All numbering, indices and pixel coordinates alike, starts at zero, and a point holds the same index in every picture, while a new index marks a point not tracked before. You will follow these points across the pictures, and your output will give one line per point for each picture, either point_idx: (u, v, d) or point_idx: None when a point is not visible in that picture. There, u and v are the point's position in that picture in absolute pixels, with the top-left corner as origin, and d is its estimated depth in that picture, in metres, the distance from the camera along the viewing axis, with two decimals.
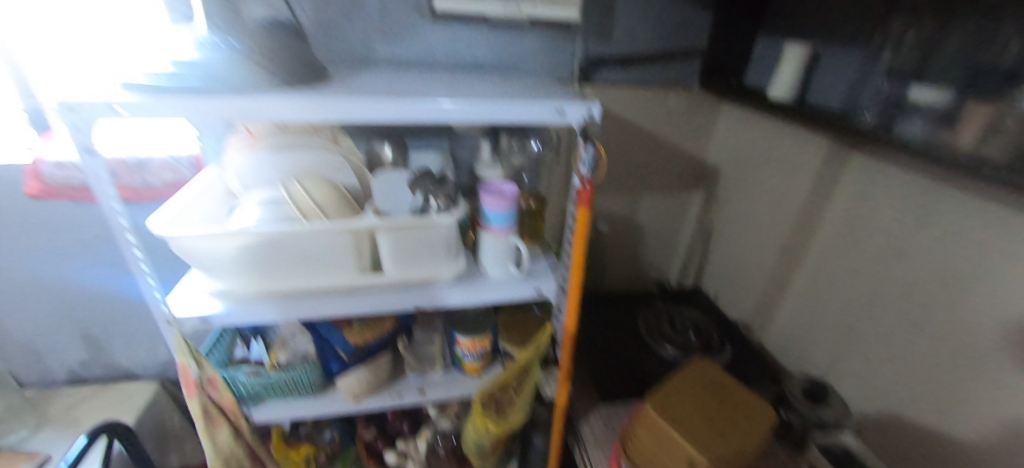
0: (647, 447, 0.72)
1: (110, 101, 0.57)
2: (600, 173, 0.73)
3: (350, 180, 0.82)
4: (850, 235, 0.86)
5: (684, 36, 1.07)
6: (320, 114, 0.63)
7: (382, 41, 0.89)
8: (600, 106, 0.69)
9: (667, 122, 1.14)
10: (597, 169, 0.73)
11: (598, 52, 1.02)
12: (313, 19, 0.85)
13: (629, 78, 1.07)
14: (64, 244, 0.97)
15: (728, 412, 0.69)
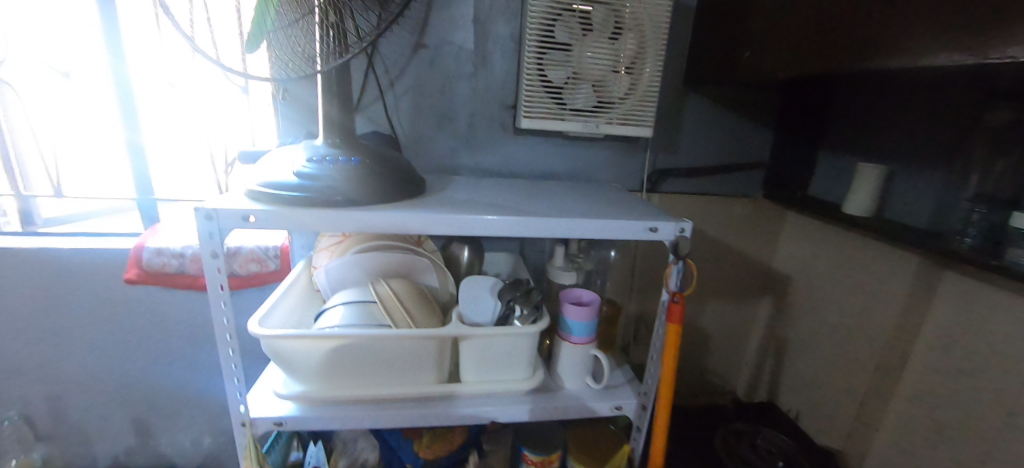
0: None
1: (247, 211, 0.59)
2: (689, 287, 0.73)
3: (433, 282, 0.83)
4: (955, 358, 0.80)
5: (750, 150, 1.09)
6: (428, 225, 0.64)
7: (467, 152, 0.95)
8: (691, 223, 0.69)
9: (734, 230, 1.14)
10: (686, 283, 0.73)
11: (668, 164, 1.05)
12: (408, 132, 0.92)
13: (698, 188, 1.09)
14: (141, 330, 0.97)
15: None
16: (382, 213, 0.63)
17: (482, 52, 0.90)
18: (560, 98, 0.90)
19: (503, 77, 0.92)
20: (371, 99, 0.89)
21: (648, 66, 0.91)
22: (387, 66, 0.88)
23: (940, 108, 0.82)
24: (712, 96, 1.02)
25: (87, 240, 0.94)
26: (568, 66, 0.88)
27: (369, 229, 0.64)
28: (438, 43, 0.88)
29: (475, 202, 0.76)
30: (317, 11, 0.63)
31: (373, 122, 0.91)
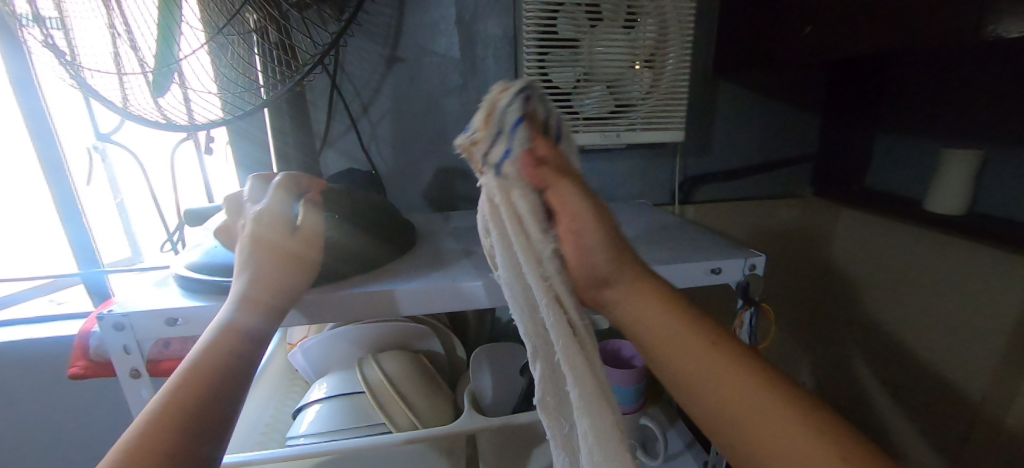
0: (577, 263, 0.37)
1: (165, 312, 0.43)
2: (766, 334, 0.56)
3: (437, 349, 0.68)
4: None
5: (795, 143, 0.92)
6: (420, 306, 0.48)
7: (463, 181, 0.80)
8: (765, 257, 0.53)
9: (780, 236, 0.97)
10: (762, 328, 0.56)
11: (700, 169, 0.89)
12: (390, 164, 0.76)
13: (735, 192, 0.93)
14: (86, 427, 0.82)
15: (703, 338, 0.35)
16: (358, 292, 0.46)
17: (471, 59, 0.74)
18: (569, 105, 0.74)
19: (498, 86, 0.76)
20: (342, 129, 0.74)
21: (671, 56, 0.75)
22: (356, 88, 0.72)
23: (1017, 77, 0.65)
24: (746, 84, 0.86)
25: (29, 328, 0.80)
26: (576, 66, 0.72)
27: (345, 318, 0.46)
28: (415, 54, 0.72)
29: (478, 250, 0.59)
30: (253, 30, 0.46)
31: (347, 156, 0.75)
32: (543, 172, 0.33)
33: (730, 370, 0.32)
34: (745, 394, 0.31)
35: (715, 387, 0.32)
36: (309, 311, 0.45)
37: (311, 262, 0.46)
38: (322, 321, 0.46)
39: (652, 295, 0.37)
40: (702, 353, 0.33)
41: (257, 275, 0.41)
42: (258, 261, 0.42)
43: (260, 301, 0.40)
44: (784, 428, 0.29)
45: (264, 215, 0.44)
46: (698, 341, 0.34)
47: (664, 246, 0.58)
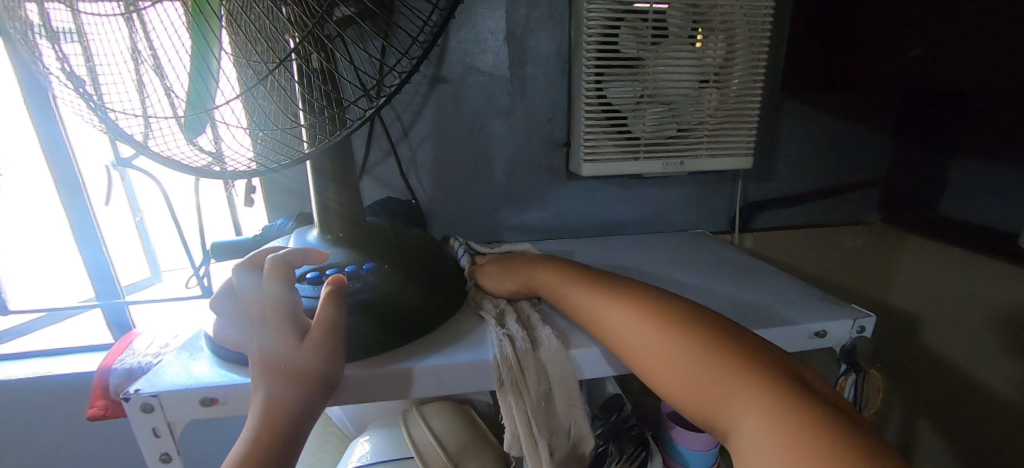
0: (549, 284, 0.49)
1: (199, 391, 0.37)
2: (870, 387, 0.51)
3: (485, 397, 0.62)
4: None
5: (863, 166, 0.85)
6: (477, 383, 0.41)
7: (506, 209, 0.74)
8: (875, 317, 0.47)
9: (842, 265, 0.90)
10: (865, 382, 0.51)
11: (760, 194, 0.82)
12: (430, 192, 0.71)
13: (795, 218, 0.86)
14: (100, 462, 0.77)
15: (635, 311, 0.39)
16: (419, 365, 0.40)
17: (521, 79, 0.67)
18: (627, 129, 0.67)
19: (549, 108, 0.70)
20: (380, 156, 0.68)
21: (738, 73, 0.68)
22: (396, 111, 0.66)
23: None
24: (814, 103, 0.79)
25: (49, 362, 0.76)
26: (636, 86, 0.65)
27: (402, 394, 0.40)
28: (460, 73, 0.66)
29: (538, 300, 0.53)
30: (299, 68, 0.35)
31: (383, 183, 0.69)
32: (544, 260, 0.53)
33: (645, 321, 0.37)
34: (649, 336, 0.35)
35: (631, 335, 0.37)
36: (362, 389, 0.40)
37: (334, 323, 0.39)
38: (377, 399, 0.40)
39: (593, 283, 0.44)
40: (623, 314, 0.38)
41: (271, 383, 0.36)
42: (267, 366, 0.37)
43: (279, 409, 0.35)
44: (683, 358, 0.33)
45: (264, 318, 0.38)
46: (617, 306, 0.39)
47: (750, 297, 0.52)
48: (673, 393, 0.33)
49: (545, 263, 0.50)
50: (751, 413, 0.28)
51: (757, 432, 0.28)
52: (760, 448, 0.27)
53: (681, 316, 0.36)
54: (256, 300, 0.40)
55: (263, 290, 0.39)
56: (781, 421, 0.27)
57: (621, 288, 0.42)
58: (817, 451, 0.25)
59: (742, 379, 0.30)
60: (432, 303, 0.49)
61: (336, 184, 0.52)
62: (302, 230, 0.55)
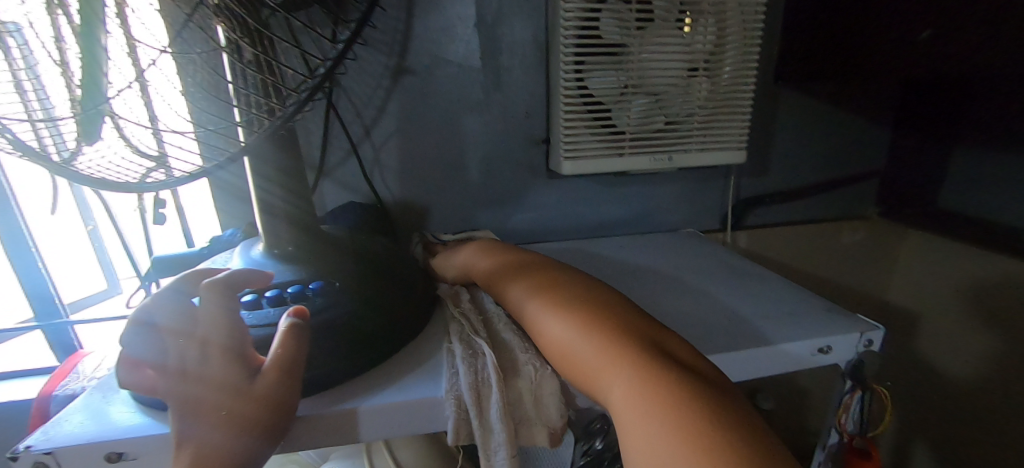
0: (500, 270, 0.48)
1: (105, 447, 0.32)
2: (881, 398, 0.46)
3: None
4: None
5: (860, 158, 0.80)
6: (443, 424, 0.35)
7: (483, 211, 0.68)
8: (883, 330, 0.42)
9: (840, 262, 0.86)
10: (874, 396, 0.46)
11: (753, 190, 0.77)
12: (399, 195, 0.65)
13: (791, 214, 0.81)
14: None
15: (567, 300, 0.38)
16: (365, 405, 0.35)
17: (494, 69, 0.62)
18: (612, 122, 0.62)
19: (527, 101, 0.64)
20: (341, 156, 0.62)
21: (730, 59, 0.62)
22: (357, 107, 0.60)
23: None
24: (810, 92, 0.74)
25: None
26: (621, 74, 0.59)
27: (349, 439, 0.35)
28: (427, 64, 0.60)
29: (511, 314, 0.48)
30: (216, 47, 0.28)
31: (346, 187, 0.64)
32: (501, 253, 0.52)
33: (551, 306, 0.38)
34: (552, 318, 0.37)
35: (539, 318, 0.38)
36: (307, 434, 0.34)
37: (293, 362, 0.33)
38: (319, 445, 0.35)
39: (533, 279, 0.43)
40: (535, 300, 0.40)
41: (210, 427, 0.30)
42: (203, 406, 0.31)
43: (213, 458, 0.29)
44: (576, 338, 0.34)
45: (207, 350, 0.32)
46: (533, 292, 0.41)
47: (746, 308, 0.47)
48: (565, 371, 0.34)
49: (486, 255, 0.52)
50: (619, 384, 0.29)
51: (624, 403, 0.28)
52: (623, 417, 0.28)
53: (586, 302, 0.37)
54: (197, 328, 0.33)
55: (207, 316, 0.34)
56: (642, 391, 0.28)
57: (544, 278, 0.43)
58: (663, 419, 0.26)
59: (619, 354, 0.31)
60: (398, 323, 0.43)
61: (283, 191, 0.46)
62: (249, 244, 0.50)
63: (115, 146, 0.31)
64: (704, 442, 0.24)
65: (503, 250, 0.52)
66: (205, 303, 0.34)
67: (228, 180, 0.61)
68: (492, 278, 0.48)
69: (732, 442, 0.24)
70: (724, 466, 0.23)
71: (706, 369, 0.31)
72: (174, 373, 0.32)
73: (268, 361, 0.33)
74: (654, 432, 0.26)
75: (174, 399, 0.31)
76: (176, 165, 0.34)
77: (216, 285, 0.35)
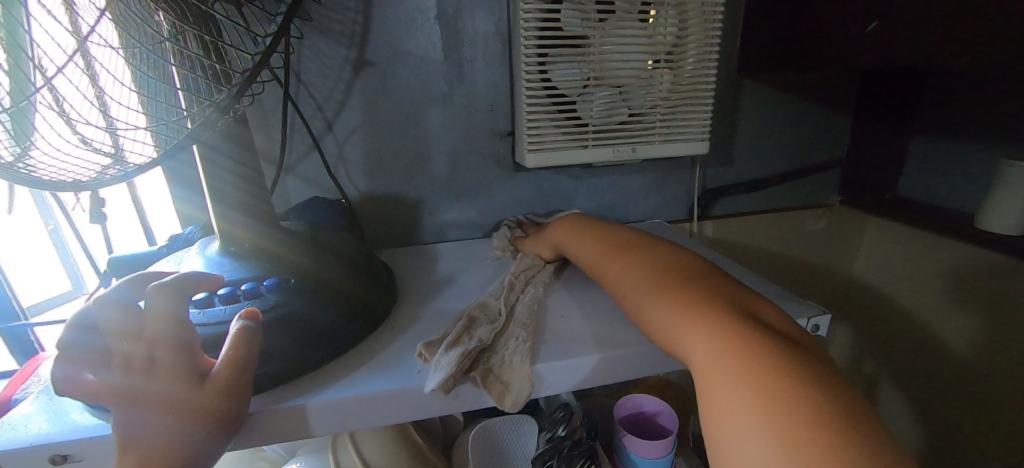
0: (591, 243, 0.50)
1: (48, 449, 0.32)
2: None
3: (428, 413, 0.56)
4: None
5: (822, 148, 0.82)
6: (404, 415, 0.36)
7: (450, 205, 0.68)
8: (829, 315, 0.44)
9: (805, 250, 0.88)
10: None
11: (719, 180, 0.79)
12: (364, 190, 0.64)
13: (756, 203, 0.83)
14: None
15: (659, 271, 0.40)
16: (313, 401, 0.35)
17: (456, 61, 0.61)
18: (576, 115, 0.62)
19: (490, 94, 0.64)
20: (303, 151, 0.61)
21: (692, 51, 0.63)
22: (317, 100, 0.60)
23: None
24: (773, 83, 0.75)
25: None
26: (583, 66, 0.59)
27: (302, 434, 0.36)
28: (387, 57, 0.59)
29: (499, 300, 0.49)
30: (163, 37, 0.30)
31: (309, 182, 0.63)
32: (590, 227, 0.52)
33: (644, 277, 0.40)
34: (645, 288, 0.38)
35: (631, 288, 0.40)
36: (257, 431, 0.34)
37: (246, 363, 0.34)
38: (271, 441, 0.35)
39: (623, 254, 0.44)
40: (629, 273, 0.41)
41: (158, 432, 0.30)
42: (151, 412, 0.31)
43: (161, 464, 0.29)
44: (666, 303, 0.35)
45: (152, 358, 0.32)
46: (626, 264, 0.43)
47: None
48: (653, 334, 0.36)
49: (575, 228, 0.53)
50: (703, 344, 0.30)
51: (704, 361, 0.30)
52: (704, 371, 0.29)
53: (678, 275, 0.38)
54: (141, 335, 0.33)
55: (153, 323, 0.33)
56: (722, 347, 0.29)
57: (637, 252, 0.44)
58: (742, 371, 0.27)
59: (708, 316, 0.32)
60: (355, 318, 0.43)
61: (237, 188, 0.45)
62: (206, 241, 0.49)
63: (62, 141, 0.31)
64: (783, 394, 0.25)
65: (596, 224, 0.53)
66: (150, 309, 0.33)
67: (186, 178, 0.60)
68: (584, 252, 0.50)
69: (807, 393, 0.25)
70: (797, 412, 0.24)
71: (798, 338, 0.31)
72: (116, 384, 0.31)
73: (218, 365, 0.33)
74: (730, 381, 0.27)
75: (119, 408, 0.31)
76: (130, 163, 0.35)
77: (163, 290, 0.34)
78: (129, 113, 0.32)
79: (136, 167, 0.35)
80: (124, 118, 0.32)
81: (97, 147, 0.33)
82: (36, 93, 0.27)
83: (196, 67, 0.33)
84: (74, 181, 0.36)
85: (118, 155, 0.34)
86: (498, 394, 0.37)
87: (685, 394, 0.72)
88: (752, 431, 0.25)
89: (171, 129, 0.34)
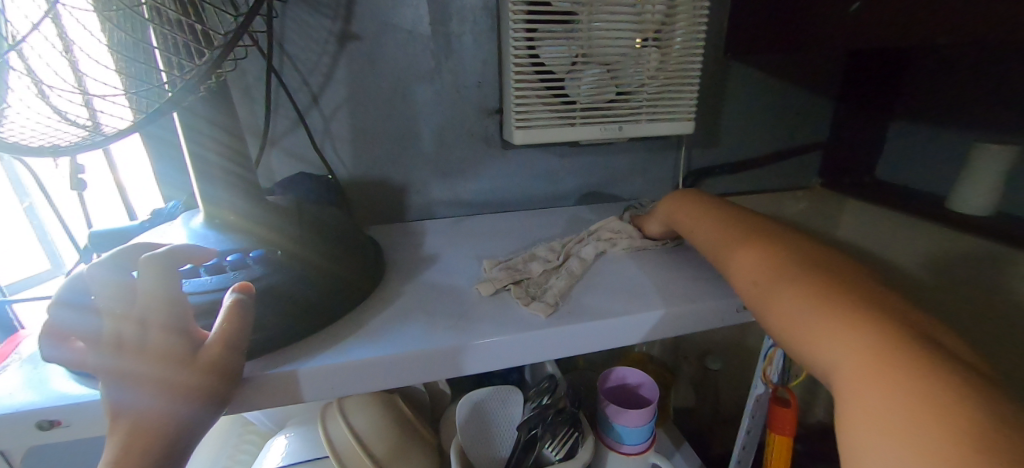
0: (704, 219, 0.47)
1: (37, 413, 0.32)
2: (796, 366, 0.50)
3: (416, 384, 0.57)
4: None
5: (805, 130, 0.84)
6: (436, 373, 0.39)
7: (439, 182, 0.68)
8: None
9: None
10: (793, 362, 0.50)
11: (704, 160, 0.80)
12: (351, 166, 0.64)
13: (740, 185, 0.84)
14: None
15: (790, 255, 0.36)
16: (306, 368, 0.36)
17: (444, 37, 0.61)
18: (564, 93, 0.62)
19: (478, 70, 0.64)
20: (287, 125, 0.60)
21: (680, 31, 0.63)
22: (301, 74, 0.59)
23: None
24: (759, 65, 0.76)
25: None
26: (571, 43, 0.59)
27: (295, 398, 0.36)
28: (373, 30, 0.58)
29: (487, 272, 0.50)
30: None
31: (294, 157, 0.62)
32: (698, 203, 0.50)
33: (767, 255, 0.37)
34: (770, 266, 0.36)
35: (748, 264, 0.37)
36: (246, 397, 0.35)
37: (240, 328, 0.34)
38: (262, 406, 0.36)
39: (746, 234, 0.41)
40: (748, 249, 0.39)
41: (150, 399, 0.30)
42: (143, 381, 0.31)
43: (152, 432, 0.30)
44: (794, 279, 0.33)
45: (144, 328, 0.32)
46: (747, 242, 0.40)
47: (685, 274, 0.50)
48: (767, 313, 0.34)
49: (691, 208, 0.50)
50: (845, 343, 0.27)
51: (845, 362, 0.27)
52: (835, 360, 0.27)
53: (815, 264, 0.34)
54: (134, 304, 0.33)
55: (144, 296, 0.33)
56: (869, 350, 0.26)
57: (764, 234, 0.40)
58: (894, 384, 0.24)
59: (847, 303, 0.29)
60: (347, 291, 0.44)
61: (223, 160, 0.45)
62: (192, 214, 0.49)
63: (36, 106, 0.30)
64: (931, 399, 0.23)
65: (712, 202, 0.50)
66: (142, 282, 0.33)
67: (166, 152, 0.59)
68: (697, 227, 0.47)
69: (977, 417, 0.21)
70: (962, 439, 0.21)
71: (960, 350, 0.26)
72: (110, 351, 0.31)
73: (211, 336, 0.33)
74: (890, 394, 0.24)
75: (111, 376, 0.31)
76: (107, 131, 0.34)
77: (155, 262, 0.34)
78: (109, 91, 0.31)
79: (112, 134, 0.35)
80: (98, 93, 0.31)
81: (74, 116, 0.32)
82: (7, 52, 0.26)
83: (177, 32, 0.31)
84: (53, 144, 0.35)
85: (95, 123, 0.33)
86: (530, 302, 0.44)
87: (666, 366, 0.75)
88: (887, 432, 0.23)
89: (153, 94, 0.33)
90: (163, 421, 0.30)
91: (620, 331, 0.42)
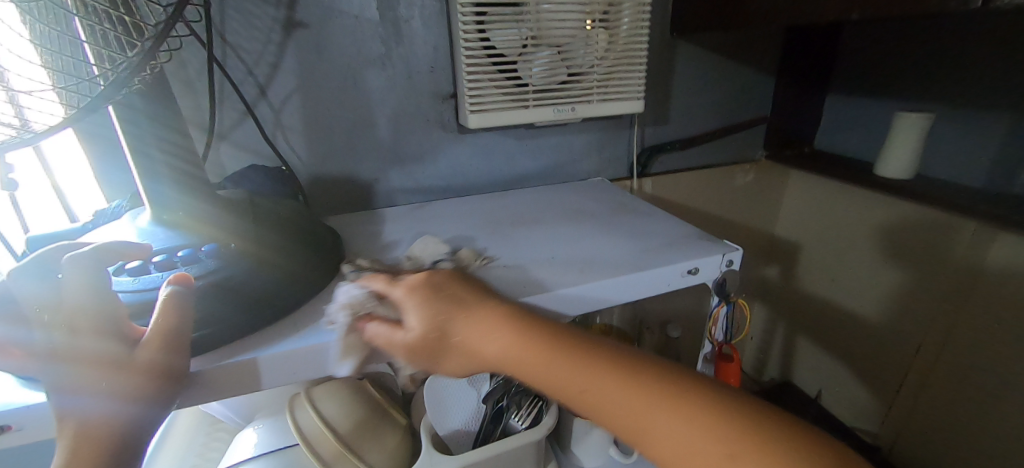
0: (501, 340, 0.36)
1: None
2: (739, 326, 0.56)
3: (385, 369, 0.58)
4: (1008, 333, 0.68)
5: (751, 105, 0.88)
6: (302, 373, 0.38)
7: (398, 169, 0.68)
8: (741, 250, 0.50)
9: (736, 201, 0.95)
10: (737, 321, 0.56)
11: (658, 138, 0.83)
12: (306, 157, 0.64)
13: (693, 160, 0.88)
14: None
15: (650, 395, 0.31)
16: (264, 355, 0.36)
17: (393, 21, 0.60)
18: (516, 76, 0.63)
19: (430, 54, 0.64)
20: (234, 117, 0.59)
21: (627, 12, 0.65)
22: (245, 64, 0.57)
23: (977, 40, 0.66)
24: (705, 44, 0.79)
25: None
26: (521, 26, 0.60)
27: (252, 387, 0.36)
28: (319, 16, 0.57)
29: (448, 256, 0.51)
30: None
31: (244, 149, 0.61)
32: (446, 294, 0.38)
33: (600, 381, 0.33)
34: (627, 403, 0.31)
35: (600, 401, 0.32)
36: (197, 391, 0.35)
37: (178, 327, 0.33)
38: (219, 397, 0.36)
39: (583, 365, 0.34)
40: (573, 374, 0.34)
41: (90, 398, 0.30)
42: (81, 383, 0.30)
43: (97, 431, 0.30)
44: (703, 445, 0.28)
45: (72, 327, 0.31)
46: (565, 365, 0.34)
47: (638, 243, 0.53)
48: (651, 455, 0.31)
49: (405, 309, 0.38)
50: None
51: None
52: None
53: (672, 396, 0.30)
54: (64, 307, 0.32)
55: (72, 294, 0.32)
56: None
57: (597, 364, 0.33)
58: None
59: (709, 425, 0.29)
60: (309, 280, 0.44)
61: (168, 153, 0.44)
62: (140, 212, 0.47)
63: None
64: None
65: (490, 294, 0.40)
66: (69, 280, 0.32)
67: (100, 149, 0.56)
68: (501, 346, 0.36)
69: None
70: None
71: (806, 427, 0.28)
72: (42, 353, 0.30)
73: (149, 333, 0.32)
74: None
75: (45, 377, 0.30)
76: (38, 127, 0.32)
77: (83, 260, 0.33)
78: (31, 69, 0.27)
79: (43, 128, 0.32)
80: (23, 87, 0.28)
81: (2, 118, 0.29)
82: None
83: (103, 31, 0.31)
84: None
85: (26, 122, 0.30)
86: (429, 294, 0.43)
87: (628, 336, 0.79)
88: None
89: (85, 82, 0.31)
90: (109, 423, 0.30)
91: (567, 305, 0.44)
